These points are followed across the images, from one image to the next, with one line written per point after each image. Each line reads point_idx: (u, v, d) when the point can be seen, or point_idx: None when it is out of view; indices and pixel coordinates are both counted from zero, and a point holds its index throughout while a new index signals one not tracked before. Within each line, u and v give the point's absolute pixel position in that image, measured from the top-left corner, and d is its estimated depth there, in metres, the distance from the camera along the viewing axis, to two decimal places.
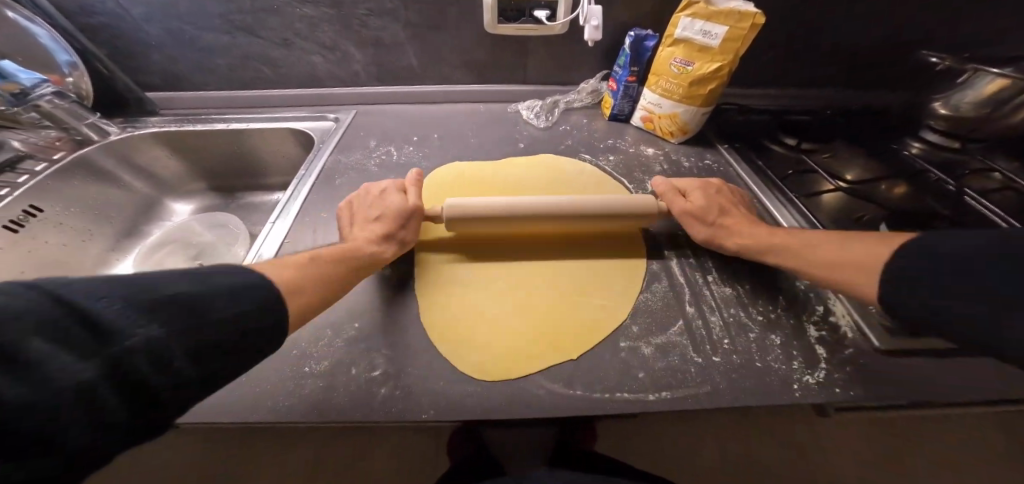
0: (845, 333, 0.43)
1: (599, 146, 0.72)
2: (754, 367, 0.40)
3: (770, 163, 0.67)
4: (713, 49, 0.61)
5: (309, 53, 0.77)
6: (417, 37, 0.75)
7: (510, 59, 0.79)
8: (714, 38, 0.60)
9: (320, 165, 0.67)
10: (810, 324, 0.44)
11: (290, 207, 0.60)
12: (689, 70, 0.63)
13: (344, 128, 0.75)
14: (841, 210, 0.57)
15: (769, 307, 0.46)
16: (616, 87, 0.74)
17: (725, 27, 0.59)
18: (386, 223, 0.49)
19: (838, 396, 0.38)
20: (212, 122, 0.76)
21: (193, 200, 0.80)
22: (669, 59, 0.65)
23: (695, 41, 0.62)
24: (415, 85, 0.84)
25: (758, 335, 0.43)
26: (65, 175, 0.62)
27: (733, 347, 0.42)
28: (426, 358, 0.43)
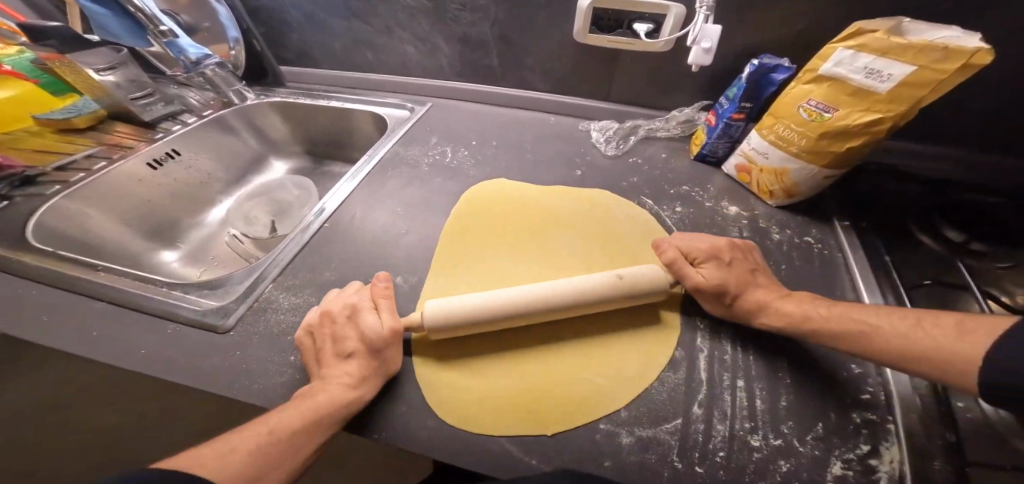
0: (880, 479, 0.36)
1: (668, 190, 0.62)
2: None
3: (904, 262, 0.48)
4: (875, 96, 0.42)
5: (405, 43, 0.81)
6: (503, 38, 0.73)
7: (595, 73, 0.72)
8: (884, 80, 0.41)
9: (381, 152, 0.70)
10: (838, 460, 0.37)
11: (350, 182, 0.64)
12: (826, 119, 0.46)
13: (414, 121, 0.78)
14: None
15: (795, 431, 0.39)
16: (715, 122, 0.60)
17: (909, 68, 0.39)
18: (360, 358, 0.41)
19: None
20: (317, 97, 0.86)
21: (288, 160, 0.92)
22: (801, 100, 0.48)
23: (849, 82, 0.43)
24: (493, 85, 0.82)
25: (763, 456, 0.38)
26: (203, 130, 0.77)
27: (725, 461, 0.37)
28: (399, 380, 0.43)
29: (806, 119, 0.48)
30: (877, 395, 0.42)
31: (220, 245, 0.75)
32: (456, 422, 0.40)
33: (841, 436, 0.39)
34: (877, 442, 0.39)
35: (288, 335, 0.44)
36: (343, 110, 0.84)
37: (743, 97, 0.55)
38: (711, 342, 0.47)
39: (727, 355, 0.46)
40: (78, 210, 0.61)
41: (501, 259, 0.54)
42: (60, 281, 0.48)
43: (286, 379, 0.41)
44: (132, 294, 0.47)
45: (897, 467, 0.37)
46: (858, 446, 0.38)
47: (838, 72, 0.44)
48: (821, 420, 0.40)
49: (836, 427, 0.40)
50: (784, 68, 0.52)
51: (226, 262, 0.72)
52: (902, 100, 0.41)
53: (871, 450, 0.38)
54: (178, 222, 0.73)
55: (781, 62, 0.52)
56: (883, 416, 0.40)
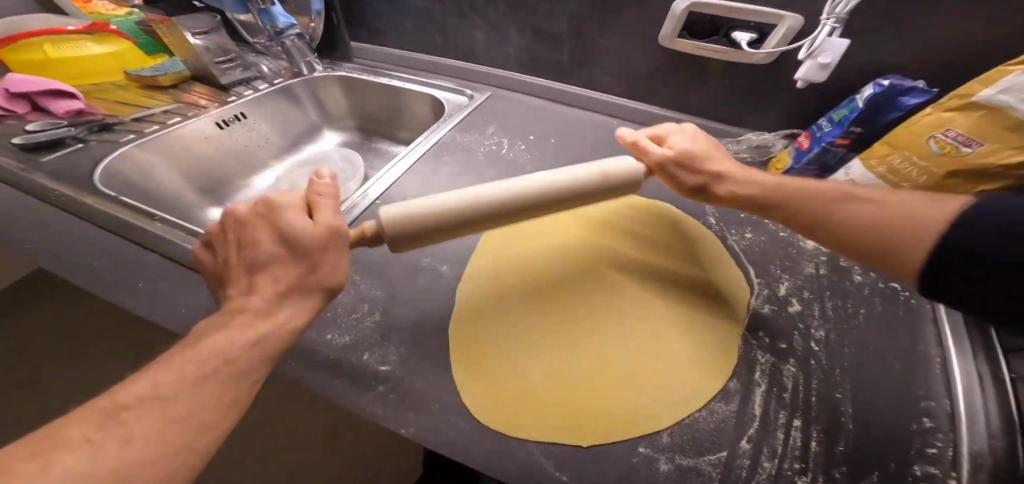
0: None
1: (738, 214, 0.58)
2: None
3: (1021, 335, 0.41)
4: None
5: (475, 29, 0.80)
6: (581, 35, 0.70)
7: (674, 80, 0.68)
8: None
9: (437, 137, 0.69)
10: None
11: (404, 161, 0.64)
12: (964, 154, 0.41)
13: (472, 109, 0.77)
14: None
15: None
16: (808, 146, 0.55)
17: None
18: (287, 265, 0.33)
19: None
20: (380, 75, 0.87)
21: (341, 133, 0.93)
22: (935, 128, 0.42)
23: (1008, 113, 0.37)
24: (558, 82, 0.79)
25: None
26: (271, 97, 0.80)
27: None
28: (429, 376, 0.41)
29: (936, 152, 0.43)
30: (947, 452, 0.34)
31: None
32: (489, 424, 0.38)
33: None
34: None
35: (327, 314, 0.46)
36: (401, 90, 0.84)
37: (854, 122, 0.50)
38: (770, 375, 0.41)
39: (785, 390, 0.39)
40: (147, 160, 0.63)
41: (547, 260, 0.54)
42: (117, 226, 0.50)
43: (322, 357, 0.41)
44: (186, 250, 0.48)
45: None
46: None
47: (1001, 100, 0.37)
48: (879, 468, 0.34)
49: (894, 477, 0.33)
50: (917, 91, 0.47)
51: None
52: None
53: None
54: (231, 181, 0.75)
55: (916, 84, 0.47)
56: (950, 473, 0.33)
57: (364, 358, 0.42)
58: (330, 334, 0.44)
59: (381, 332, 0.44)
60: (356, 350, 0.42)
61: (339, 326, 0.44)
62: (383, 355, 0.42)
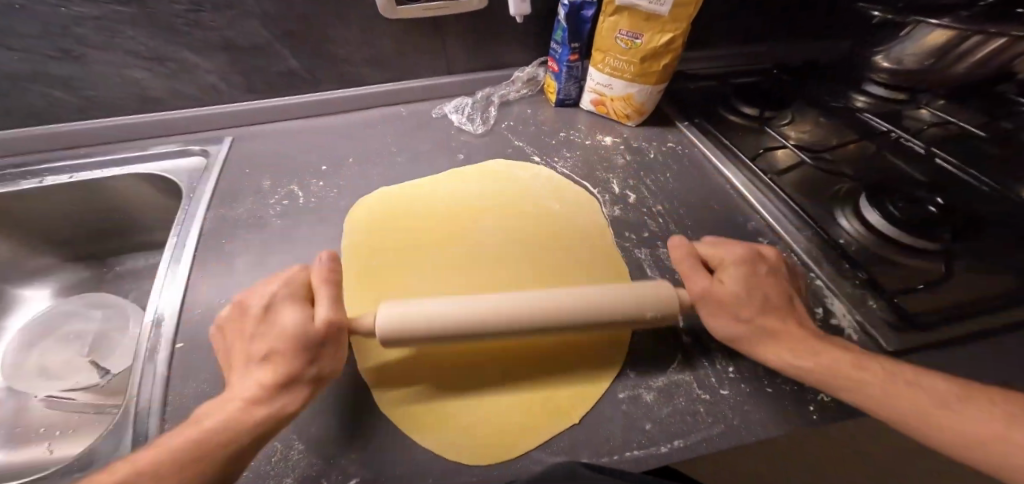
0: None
1: (551, 141, 0.63)
2: (765, 393, 0.39)
3: (737, 140, 0.59)
4: (663, 18, 0.50)
5: (130, 67, 0.55)
6: (293, 33, 0.57)
7: (425, 48, 0.64)
8: (663, 4, 0.49)
9: (194, 224, 0.49)
10: None
11: (180, 267, 0.44)
12: (639, 45, 0.53)
13: (219, 167, 0.56)
14: (813, 187, 0.50)
15: None
16: (557, 67, 0.64)
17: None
18: (279, 362, 0.30)
19: (854, 410, 0.37)
20: (16, 177, 0.54)
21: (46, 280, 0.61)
22: (612, 31, 0.53)
23: (640, 9, 0.50)
24: (308, 93, 0.64)
25: (761, 356, 0.41)
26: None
27: (740, 375, 0.40)
28: (401, 461, 0.35)
29: (625, 49, 0.54)
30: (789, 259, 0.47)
31: (29, 416, 0.46)
32: (491, 461, 0.36)
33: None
34: None
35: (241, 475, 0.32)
36: (82, 184, 0.55)
37: (570, 39, 0.58)
38: (658, 265, 0.47)
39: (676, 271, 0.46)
40: None
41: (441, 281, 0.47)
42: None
43: None
44: None
45: None
46: None
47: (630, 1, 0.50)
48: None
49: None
50: (591, 2, 0.55)
51: (62, 425, 0.46)
52: (679, 19, 0.51)
53: (827, 311, 0.39)
54: None
55: None
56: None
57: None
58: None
59: (314, 457, 0.34)
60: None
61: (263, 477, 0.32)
62: (339, 473, 0.33)
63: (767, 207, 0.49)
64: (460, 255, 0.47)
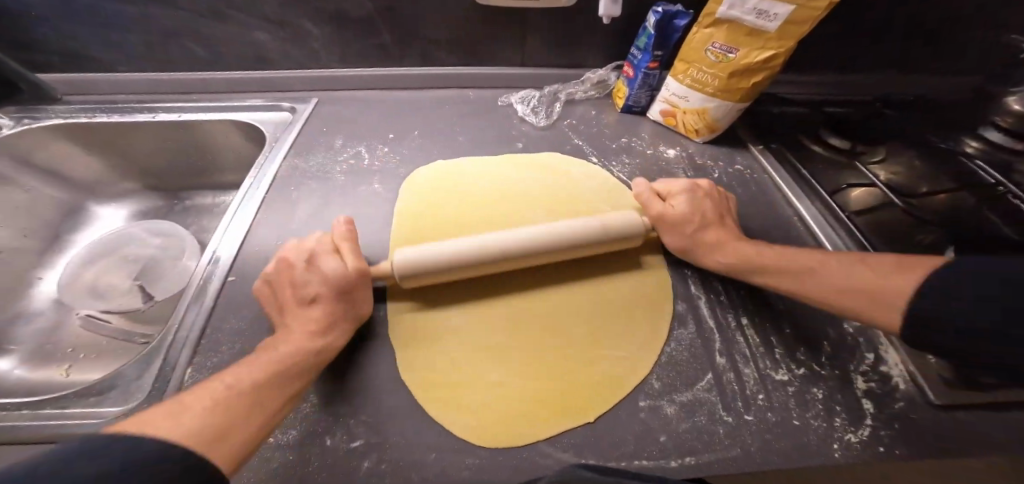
0: (898, 385, 0.38)
1: (609, 145, 0.63)
2: (791, 426, 0.37)
3: (813, 171, 0.55)
4: (768, 34, 0.47)
5: (249, 28, 0.62)
6: (391, 11, 0.61)
7: (505, 38, 0.66)
8: (771, 20, 0.45)
9: (272, 170, 0.55)
10: (857, 375, 0.39)
11: (244, 214, 0.50)
12: (731, 60, 0.50)
13: (301, 124, 0.62)
14: (897, 232, 0.46)
15: (810, 356, 0.40)
16: (633, 73, 0.62)
17: (790, 7, 0.44)
18: (325, 302, 0.38)
19: (883, 456, 0.34)
20: (135, 112, 0.64)
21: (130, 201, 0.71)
22: (705, 43, 0.51)
23: (743, 22, 0.47)
24: (390, 68, 0.69)
25: (797, 388, 0.39)
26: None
27: (769, 403, 0.38)
28: (411, 425, 0.37)
29: (715, 61, 0.51)
30: None
31: (72, 332, 0.55)
32: (496, 446, 0.36)
33: (847, 350, 0.41)
34: (877, 347, 0.41)
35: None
36: (185, 125, 0.64)
37: (653, 46, 0.56)
38: (702, 284, 0.46)
39: (720, 295, 0.45)
40: None
41: None
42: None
43: (281, 462, 0.34)
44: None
45: (903, 367, 0.39)
46: (866, 357, 0.40)
47: (733, 14, 0.47)
48: (823, 336, 0.41)
49: (840, 340, 0.41)
50: (684, 13, 0.54)
51: (87, 349, 0.53)
52: (789, 37, 0.47)
53: (878, 358, 0.40)
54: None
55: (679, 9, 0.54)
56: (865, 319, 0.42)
57: (329, 441, 0.35)
58: (273, 436, 0.35)
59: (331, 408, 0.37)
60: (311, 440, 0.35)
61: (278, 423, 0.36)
62: (347, 431, 0.36)
63: (837, 246, 0.46)
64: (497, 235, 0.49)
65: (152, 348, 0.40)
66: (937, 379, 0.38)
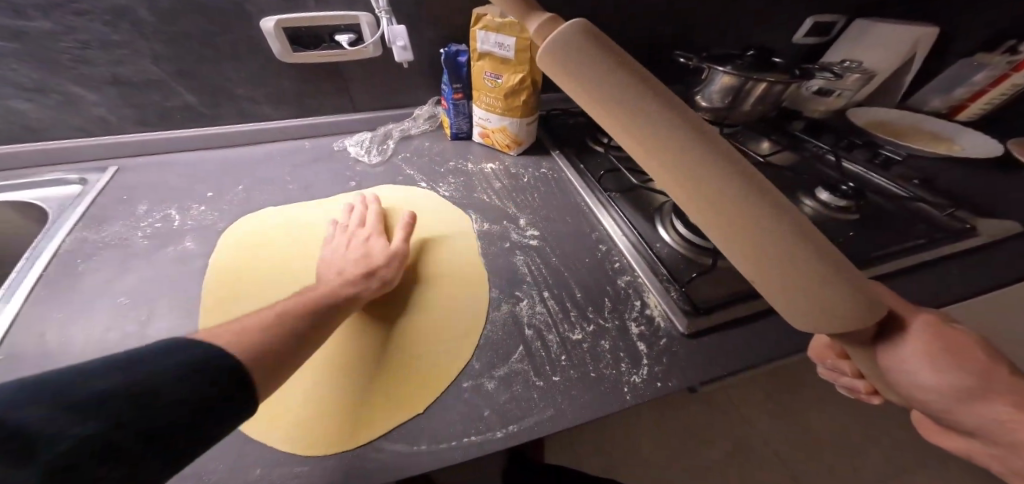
0: (659, 322, 0.48)
1: (440, 169, 0.70)
2: (589, 378, 0.43)
3: (589, 165, 0.70)
4: (512, 61, 0.60)
5: (20, 102, 0.57)
6: (193, 73, 0.61)
7: (327, 89, 0.71)
8: (508, 50, 0.59)
9: (48, 249, 0.49)
10: (631, 321, 0.48)
11: (7, 308, 0.42)
12: (499, 83, 0.62)
13: (92, 196, 0.57)
14: (646, 205, 0.63)
15: (597, 314, 0.49)
16: (446, 105, 0.72)
17: (513, 38, 0.58)
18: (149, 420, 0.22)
19: (657, 388, 0.42)
20: None
21: None
22: (481, 73, 0.63)
23: (496, 54, 0.61)
24: (210, 127, 0.68)
25: (589, 343, 0.46)
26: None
27: (570, 362, 0.44)
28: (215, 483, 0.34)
29: (491, 87, 0.64)
30: (622, 260, 0.55)
31: None
32: (317, 453, 0.36)
33: (623, 301, 0.50)
34: (643, 293, 0.51)
35: None
36: None
37: (451, 80, 0.67)
38: (514, 271, 0.54)
39: (527, 278, 0.53)
40: None
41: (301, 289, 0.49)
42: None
43: None
44: None
45: (661, 306, 0.50)
46: (636, 303, 0.50)
47: (486, 47, 0.60)
48: (606, 294, 0.51)
49: (618, 295, 0.51)
50: (465, 51, 0.65)
51: None
52: (526, 61, 0.60)
53: (643, 302, 0.50)
54: None
55: (460, 48, 0.65)
56: (635, 273, 0.54)
57: None
58: None
59: None
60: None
61: None
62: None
63: (609, 221, 0.60)
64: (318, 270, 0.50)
65: None
66: (679, 308, 0.48)
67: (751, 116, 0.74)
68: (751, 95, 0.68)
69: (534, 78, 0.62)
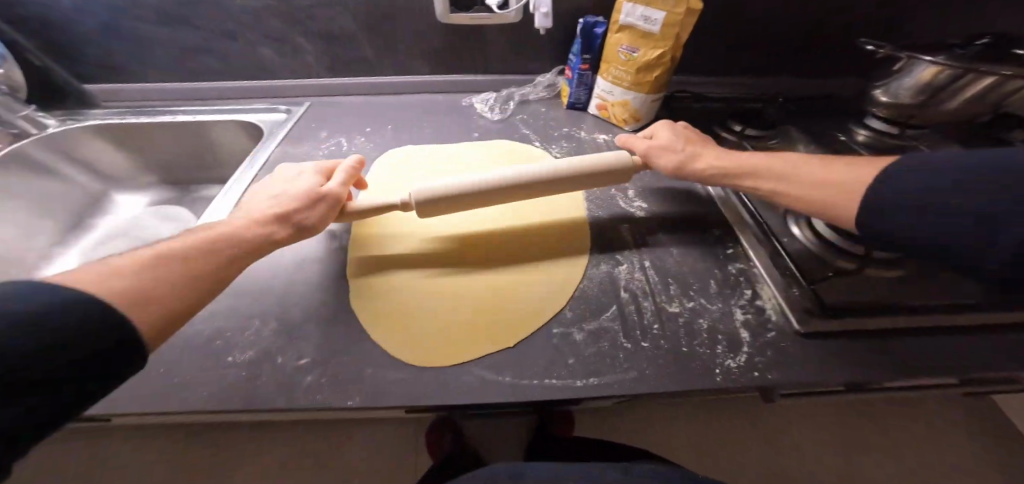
0: (770, 316, 0.45)
1: (554, 134, 0.72)
2: (680, 352, 0.42)
3: None
4: (655, 35, 0.61)
5: (258, 45, 0.75)
6: (370, 28, 0.74)
7: (468, 50, 0.78)
8: (654, 24, 0.60)
9: (263, 155, 0.65)
10: (737, 308, 0.46)
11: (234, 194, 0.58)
12: (634, 57, 0.63)
13: (290, 122, 0.73)
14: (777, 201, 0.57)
15: (699, 295, 0.48)
16: (571, 74, 0.74)
17: (663, 13, 0.59)
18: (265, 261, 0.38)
19: (754, 379, 0.39)
20: (161, 114, 0.75)
21: (147, 192, 0.81)
22: (617, 45, 0.64)
23: (638, 27, 0.61)
24: (371, 76, 0.81)
25: (686, 319, 0.45)
26: (20, 170, 0.66)
27: (662, 332, 0.44)
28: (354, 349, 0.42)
29: (624, 60, 0.64)
30: (738, 248, 0.52)
31: None
32: (429, 364, 0.41)
33: (730, 287, 0.48)
34: (755, 284, 0.48)
35: (219, 340, 0.41)
36: (198, 124, 0.76)
37: (583, 50, 0.69)
38: (618, 239, 0.55)
39: (629, 247, 0.54)
40: None
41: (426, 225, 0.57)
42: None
43: (230, 380, 0.38)
44: None
45: (775, 300, 0.46)
46: (745, 292, 0.47)
47: (629, 21, 0.61)
48: (712, 277, 0.49)
49: (725, 281, 0.49)
50: (602, 23, 0.67)
51: None
52: (670, 36, 0.61)
53: (754, 293, 0.47)
54: None
55: (598, 19, 0.67)
56: (748, 263, 0.51)
57: (277, 362, 0.40)
58: (231, 357, 0.40)
59: (284, 336, 0.42)
60: (268, 355, 0.41)
61: (236, 346, 0.41)
62: (297, 352, 0.41)
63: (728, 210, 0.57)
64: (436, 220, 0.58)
65: None
66: (798, 307, 0.44)
67: (955, 118, 0.61)
68: (966, 90, 0.55)
69: (672, 54, 0.62)
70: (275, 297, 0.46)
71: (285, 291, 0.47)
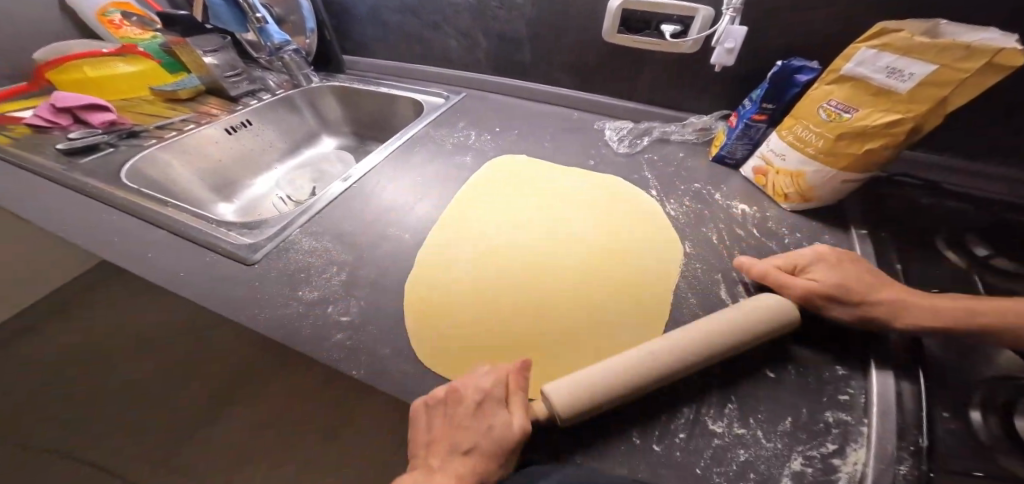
0: (837, 480, 0.31)
1: (679, 185, 0.62)
2: (685, 468, 0.32)
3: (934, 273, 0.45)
4: (898, 96, 0.42)
5: (448, 38, 0.88)
6: (538, 38, 0.76)
7: (624, 72, 0.73)
8: (905, 79, 0.41)
9: (411, 132, 0.77)
10: (799, 458, 0.32)
11: (376, 156, 0.72)
12: (844, 119, 0.46)
13: (443, 108, 0.83)
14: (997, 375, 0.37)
15: (757, 424, 0.35)
16: (735, 123, 0.61)
17: (931, 67, 0.39)
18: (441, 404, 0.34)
19: None
20: (370, 83, 0.99)
21: (337, 138, 1.06)
22: (821, 100, 0.49)
23: (871, 81, 0.44)
24: (522, 81, 0.86)
25: (722, 443, 0.34)
26: (274, 105, 0.94)
27: (684, 443, 0.34)
28: (387, 322, 0.46)
29: (825, 119, 0.48)
30: (856, 398, 0.36)
31: (266, 207, 0.89)
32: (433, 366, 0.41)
33: (807, 432, 0.34)
34: (847, 442, 0.33)
35: (301, 273, 0.51)
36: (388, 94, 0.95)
37: (765, 97, 0.55)
38: (697, 328, 0.44)
39: None
40: (162, 158, 0.76)
41: (505, 236, 0.57)
42: (138, 212, 0.59)
43: (292, 308, 0.47)
44: (189, 228, 0.57)
45: (859, 469, 0.31)
46: (822, 444, 0.33)
47: (860, 71, 0.45)
48: (791, 414, 0.36)
49: (805, 422, 0.35)
50: (810, 69, 0.52)
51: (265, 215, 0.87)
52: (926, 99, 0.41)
53: (835, 449, 0.33)
54: (239, 181, 0.88)
55: (807, 64, 0.52)
56: (859, 418, 0.35)
57: (326, 310, 0.47)
58: (302, 291, 0.49)
59: (346, 288, 0.49)
60: (324, 300, 0.48)
61: (311, 283, 0.50)
62: (345, 307, 0.47)
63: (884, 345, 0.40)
64: (516, 233, 0.57)
65: (284, 217, 0.59)
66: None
67: None
68: None
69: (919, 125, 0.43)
70: (357, 253, 0.55)
71: (369, 249, 0.55)
